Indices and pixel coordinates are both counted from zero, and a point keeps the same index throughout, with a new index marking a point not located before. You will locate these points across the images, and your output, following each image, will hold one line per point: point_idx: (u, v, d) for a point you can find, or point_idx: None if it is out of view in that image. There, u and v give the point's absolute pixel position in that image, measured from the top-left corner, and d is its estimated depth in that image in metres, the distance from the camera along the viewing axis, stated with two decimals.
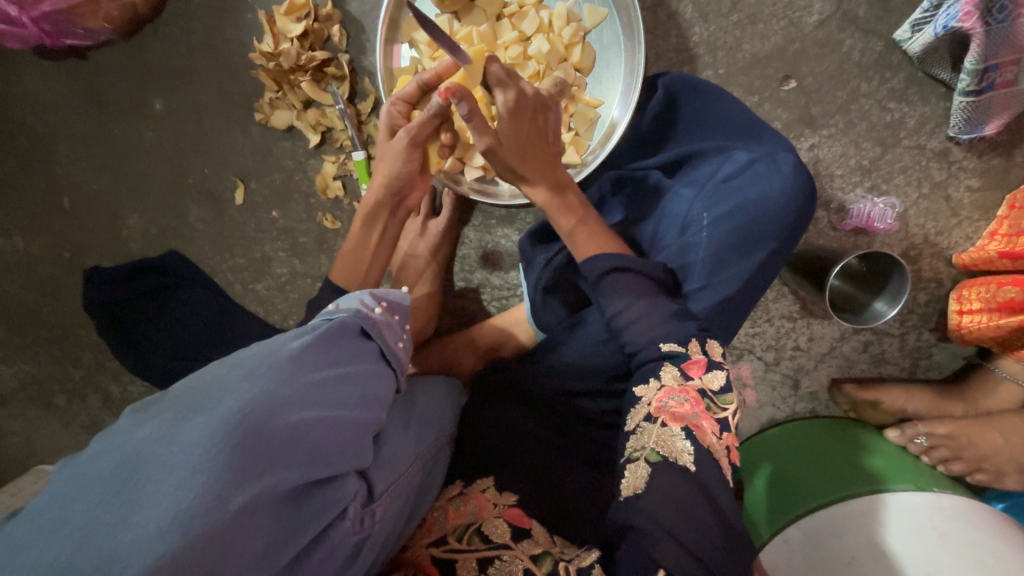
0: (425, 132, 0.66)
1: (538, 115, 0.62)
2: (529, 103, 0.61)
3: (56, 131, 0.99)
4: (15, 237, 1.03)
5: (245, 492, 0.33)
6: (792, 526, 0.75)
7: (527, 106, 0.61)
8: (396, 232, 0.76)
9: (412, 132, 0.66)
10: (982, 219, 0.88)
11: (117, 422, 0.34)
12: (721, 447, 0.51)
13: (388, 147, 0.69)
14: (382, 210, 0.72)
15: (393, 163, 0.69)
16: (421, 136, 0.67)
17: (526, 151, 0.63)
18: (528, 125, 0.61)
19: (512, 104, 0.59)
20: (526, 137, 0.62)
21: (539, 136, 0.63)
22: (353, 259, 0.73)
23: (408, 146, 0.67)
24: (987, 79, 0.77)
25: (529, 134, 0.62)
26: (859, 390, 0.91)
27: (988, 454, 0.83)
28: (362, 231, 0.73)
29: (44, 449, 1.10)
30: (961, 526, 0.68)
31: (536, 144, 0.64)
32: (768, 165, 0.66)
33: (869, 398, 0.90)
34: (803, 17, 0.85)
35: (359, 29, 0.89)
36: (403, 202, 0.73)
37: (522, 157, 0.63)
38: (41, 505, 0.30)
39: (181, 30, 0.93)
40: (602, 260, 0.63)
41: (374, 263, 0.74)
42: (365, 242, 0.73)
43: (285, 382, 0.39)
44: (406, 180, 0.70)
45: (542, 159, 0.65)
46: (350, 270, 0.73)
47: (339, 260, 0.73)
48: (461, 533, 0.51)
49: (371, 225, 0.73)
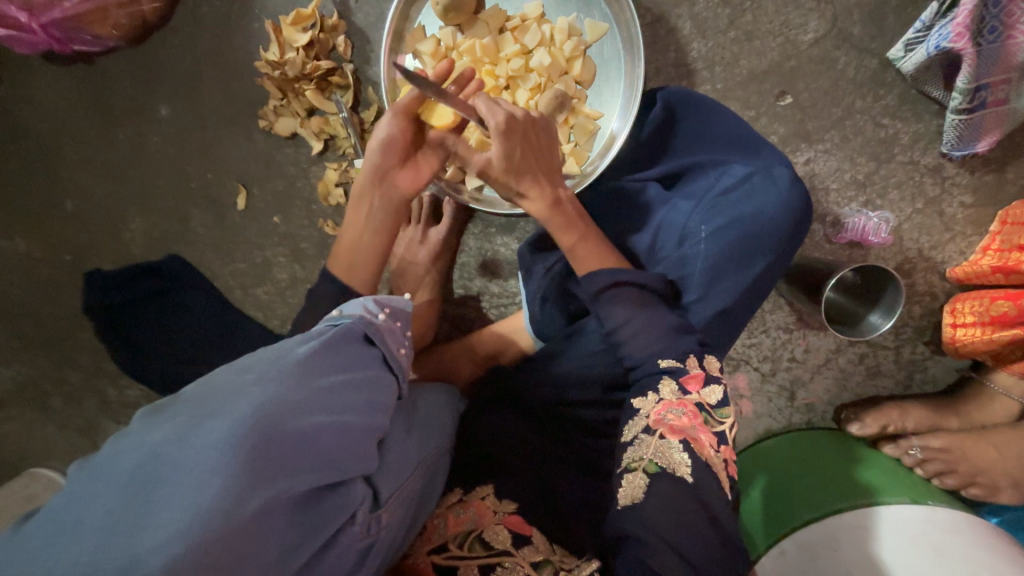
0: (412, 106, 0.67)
1: (533, 131, 0.63)
2: (523, 121, 0.62)
3: (62, 135, 1.00)
4: (17, 239, 1.04)
5: (260, 495, 0.33)
6: (789, 538, 0.75)
7: (521, 123, 0.62)
8: (387, 217, 0.70)
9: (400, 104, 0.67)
10: (976, 234, 0.89)
11: (130, 424, 0.35)
12: (719, 460, 0.52)
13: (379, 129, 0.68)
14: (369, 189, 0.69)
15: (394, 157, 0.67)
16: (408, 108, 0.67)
17: (525, 169, 0.64)
18: (523, 142, 0.63)
19: (505, 124, 0.60)
20: (522, 154, 0.63)
21: (535, 152, 0.64)
22: (348, 248, 0.70)
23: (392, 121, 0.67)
24: (978, 97, 0.78)
25: (525, 154, 0.63)
26: (864, 428, 0.89)
27: (982, 468, 0.84)
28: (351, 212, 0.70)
29: (39, 451, 1.09)
30: (957, 540, 0.68)
31: (533, 161, 0.64)
32: (765, 178, 0.67)
33: (876, 428, 0.88)
34: (799, 35, 0.87)
35: (364, 40, 0.91)
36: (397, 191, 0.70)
37: (519, 176, 0.64)
38: (59, 506, 0.31)
39: (189, 38, 0.95)
40: (602, 277, 0.63)
41: (370, 267, 0.70)
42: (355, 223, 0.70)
43: (294, 387, 0.40)
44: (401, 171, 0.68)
45: (539, 171, 0.65)
46: (348, 262, 0.69)
47: (337, 251, 0.70)
48: (461, 541, 0.52)
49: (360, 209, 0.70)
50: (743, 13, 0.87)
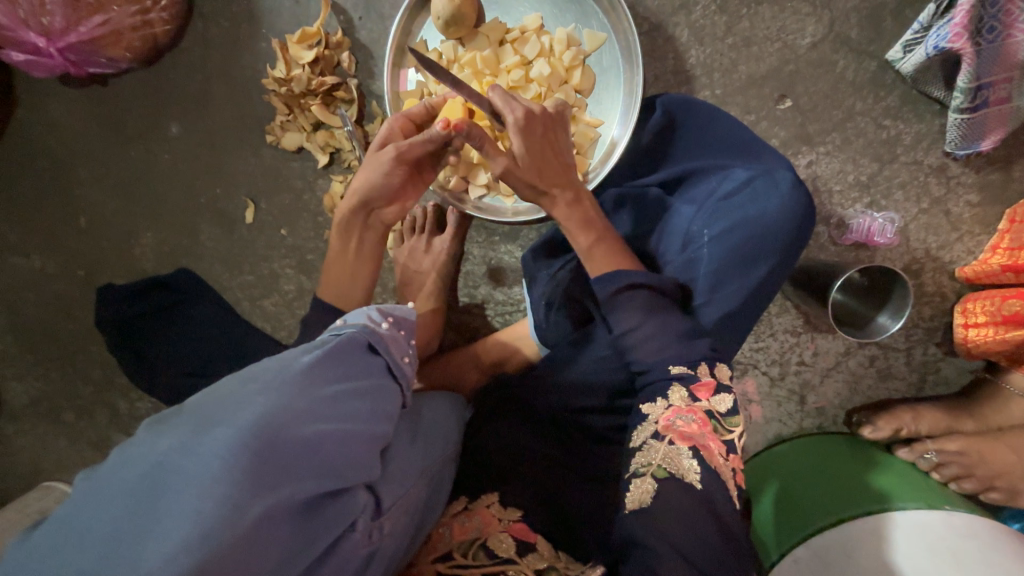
0: (415, 154, 0.66)
1: (551, 127, 0.64)
2: (541, 116, 0.63)
3: (75, 154, 1.03)
4: (32, 256, 1.07)
5: (262, 502, 0.34)
6: (802, 545, 0.74)
7: (540, 118, 0.63)
8: (378, 247, 0.74)
9: (401, 149, 0.66)
10: (983, 233, 0.89)
11: (135, 434, 0.36)
12: (727, 468, 0.52)
13: (375, 159, 0.68)
14: (355, 220, 0.71)
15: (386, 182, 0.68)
16: (409, 154, 0.67)
17: (546, 166, 0.63)
18: (542, 137, 0.63)
19: (524, 119, 0.61)
20: (541, 149, 0.63)
21: (553, 149, 0.64)
22: (336, 273, 0.72)
23: (392, 161, 0.66)
24: (980, 96, 0.79)
25: (545, 151, 0.63)
26: (876, 430, 0.88)
27: (1000, 471, 0.83)
28: (339, 240, 0.72)
29: (52, 465, 1.11)
30: (974, 544, 0.67)
31: (552, 158, 0.64)
32: (767, 182, 0.67)
33: (889, 431, 0.87)
34: (797, 39, 0.87)
35: (367, 55, 0.92)
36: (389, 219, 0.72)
37: (540, 172, 0.63)
38: (66, 516, 0.31)
39: (198, 57, 0.97)
40: (618, 277, 0.63)
41: (358, 280, 0.73)
42: (345, 250, 0.72)
43: (297, 395, 0.40)
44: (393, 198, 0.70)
45: (558, 168, 0.65)
46: (336, 285, 0.72)
47: (326, 275, 0.72)
48: (467, 549, 0.53)
49: (348, 239, 0.72)
50: (741, 19, 0.88)
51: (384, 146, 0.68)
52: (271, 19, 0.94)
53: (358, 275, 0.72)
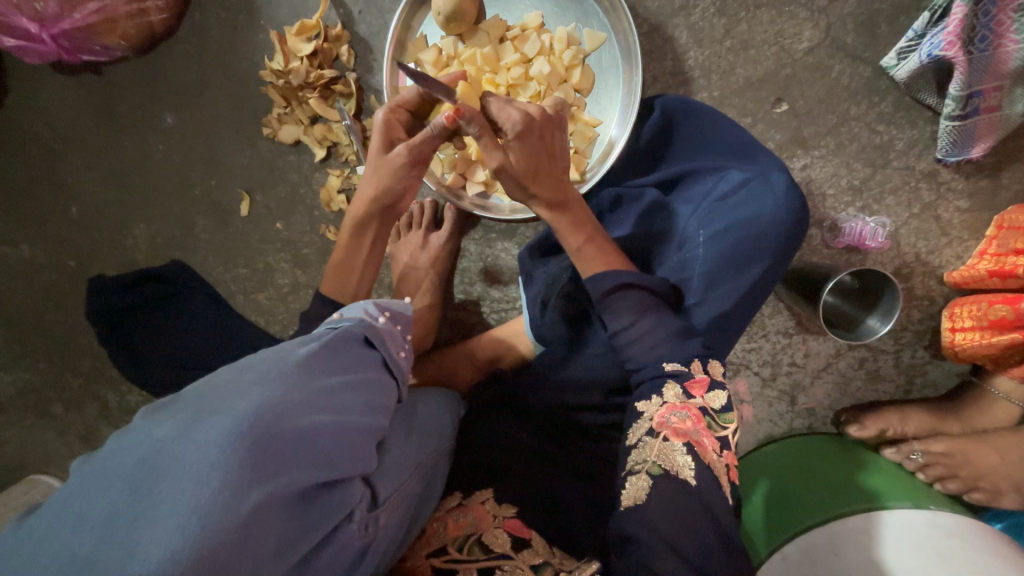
0: (422, 153, 0.66)
1: (548, 130, 0.63)
2: (540, 118, 0.62)
3: (67, 143, 1.02)
4: (21, 245, 1.06)
5: (260, 490, 0.34)
6: (790, 543, 0.75)
7: (538, 121, 0.61)
8: (385, 242, 0.75)
9: (412, 147, 0.65)
10: (972, 238, 0.90)
11: (133, 420, 0.36)
12: (721, 465, 0.52)
13: (382, 156, 0.67)
14: (366, 218, 0.71)
15: (383, 179, 0.67)
16: (420, 154, 0.66)
17: (541, 167, 0.63)
18: (540, 139, 0.62)
19: (521, 122, 0.60)
20: (538, 152, 0.62)
21: (549, 152, 0.63)
22: (340, 271, 0.72)
23: (404, 163, 0.66)
24: (971, 104, 0.80)
25: (541, 153, 0.62)
26: (862, 429, 0.89)
27: (984, 473, 0.84)
28: (350, 238, 0.72)
29: (38, 457, 1.10)
30: (959, 544, 0.68)
31: (547, 161, 0.63)
32: (762, 183, 0.68)
33: (875, 430, 0.88)
34: (794, 43, 0.88)
35: (367, 50, 0.92)
36: (389, 214, 0.72)
37: (536, 174, 0.63)
38: (63, 500, 0.32)
39: (194, 47, 0.96)
40: (607, 278, 0.63)
41: (364, 279, 0.74)
42: (354, 249, 0.72)
43: (294, 387, 0.40)
44: (397, 197, 0.69)
45: (552, 172, 0.64)
46: (339, 285, 0.72)
47: (329, 273, 0.72)
48: (462, 544, 0.54)
49: (359, 236, 0.72)
50: (739, 22, 0.88)
51: (388, 146, 0.68)
52: (270, 11, 0.93)
53: (364, 271, 0.74)
